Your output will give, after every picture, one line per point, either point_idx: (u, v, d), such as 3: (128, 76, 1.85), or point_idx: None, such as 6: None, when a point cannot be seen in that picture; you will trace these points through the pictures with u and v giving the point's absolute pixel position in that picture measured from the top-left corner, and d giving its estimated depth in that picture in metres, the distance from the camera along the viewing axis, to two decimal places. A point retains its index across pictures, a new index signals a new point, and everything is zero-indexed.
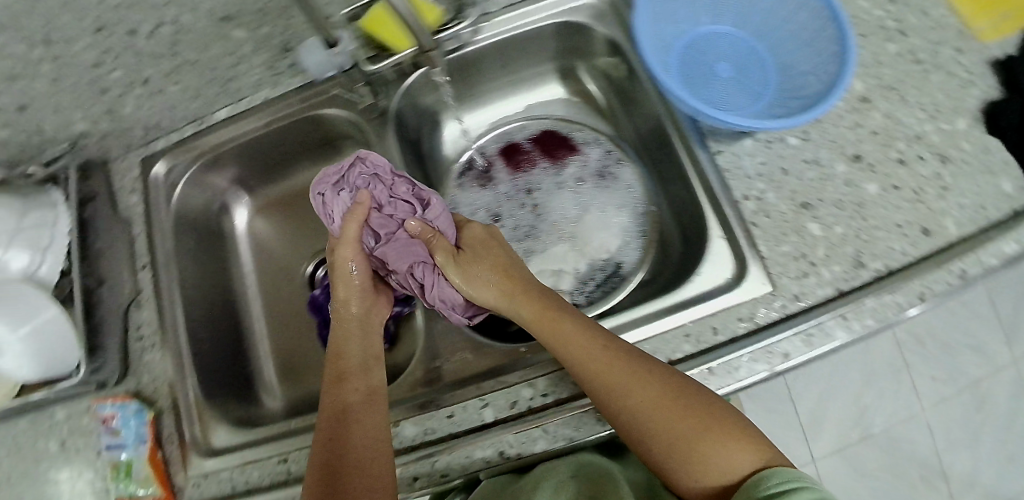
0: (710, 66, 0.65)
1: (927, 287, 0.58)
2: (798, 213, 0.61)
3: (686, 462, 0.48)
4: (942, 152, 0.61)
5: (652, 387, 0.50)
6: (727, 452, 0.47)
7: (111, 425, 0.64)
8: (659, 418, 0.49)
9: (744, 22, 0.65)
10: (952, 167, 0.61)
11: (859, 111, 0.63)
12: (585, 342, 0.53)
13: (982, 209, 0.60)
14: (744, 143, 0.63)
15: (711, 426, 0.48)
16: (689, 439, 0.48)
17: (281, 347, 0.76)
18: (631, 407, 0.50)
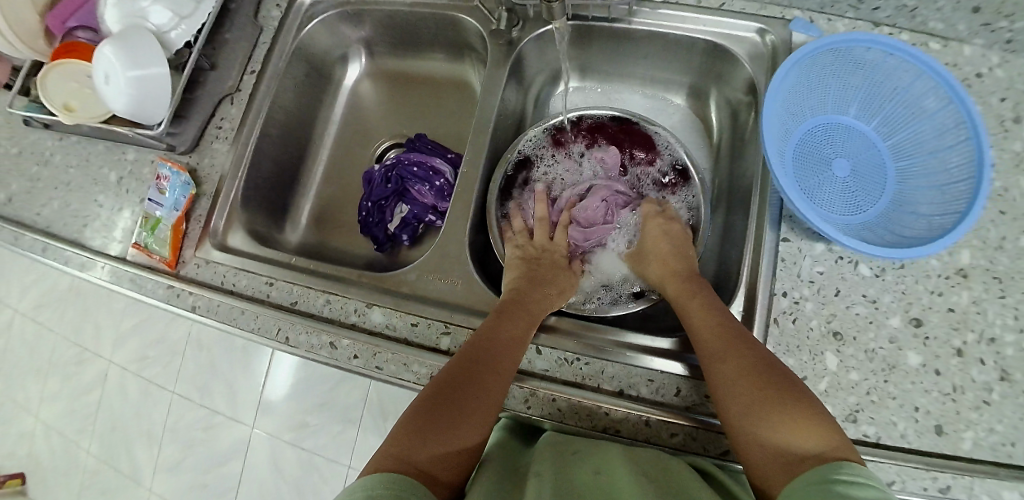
0: (829, 156, 0.62)
1: (903, 478, 0.53)
2: (825, 338, 0.58)
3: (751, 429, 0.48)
4: (1007, 367, 0.55)
5: (755, 371, 0.50)
6: (794, 435, 0.46)
7: (161, 183, 0.72)
8: (740, 389, 0.50)
9: (890, 135, 0.62)
10: (1008, 387, 0.55)
11: (948, 285, 0.57)
12: (709, 312, 0.56)
13: (1009, 445, 0.54)
14: (816, 246, 0.60)
15: (789, 409, 0.47)
16: (763, 406, 0.48)
17: (323, 198, 0.83)
18: (721, 381, 0.51)
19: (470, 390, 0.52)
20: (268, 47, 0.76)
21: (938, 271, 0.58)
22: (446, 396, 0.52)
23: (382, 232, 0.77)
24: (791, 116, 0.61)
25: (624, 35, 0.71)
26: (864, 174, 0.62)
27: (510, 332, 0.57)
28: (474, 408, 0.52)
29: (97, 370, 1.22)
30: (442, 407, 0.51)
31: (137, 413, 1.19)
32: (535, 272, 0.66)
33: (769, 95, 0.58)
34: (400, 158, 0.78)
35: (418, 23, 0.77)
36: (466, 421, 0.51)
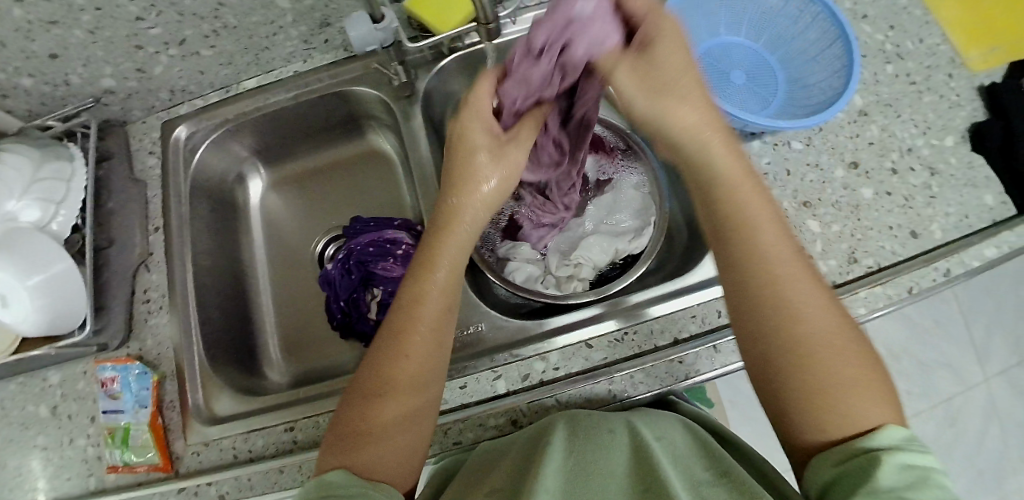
0: (726, 69, 0.70)
1: (915, 282, 0.63)
2: (799, 211, 0.66)
3: (808, 385, 0.40)
4: (931, 164, 0.69)
5: (818, 308, 0.42)
6: (851, 395, 0.40)
7: (108, 388, 0.63)
8: (787, 322, 0.41)
9: (756, 35, 0.72)
10: (938, 178, 0.68)
11: (858, 122, 0.70)
12: (765, 223, 0.43)
13: (964, 219, 0.67)
14: (753, 144, 0.68)
15: (837, 354, 0.40)
16: (820, 354, 0.40)
17: (284, 322, 0.75)
18: (763, 321, 0.42)
19: (387, 388, 0.46)
20: (161, 198, 0.69)
21: (845, 119, 0.70)
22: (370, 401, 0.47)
23: (368, 324, 0.70)
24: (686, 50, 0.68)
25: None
26: (754, 73, 0.71)
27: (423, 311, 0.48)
28: (401, 410, 0.46)
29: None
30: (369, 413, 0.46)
31: None
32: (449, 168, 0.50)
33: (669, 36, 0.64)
34: (350, 246, 0.71)
35: (309, 112, 0.74)
36: (390, 396, 0.46)
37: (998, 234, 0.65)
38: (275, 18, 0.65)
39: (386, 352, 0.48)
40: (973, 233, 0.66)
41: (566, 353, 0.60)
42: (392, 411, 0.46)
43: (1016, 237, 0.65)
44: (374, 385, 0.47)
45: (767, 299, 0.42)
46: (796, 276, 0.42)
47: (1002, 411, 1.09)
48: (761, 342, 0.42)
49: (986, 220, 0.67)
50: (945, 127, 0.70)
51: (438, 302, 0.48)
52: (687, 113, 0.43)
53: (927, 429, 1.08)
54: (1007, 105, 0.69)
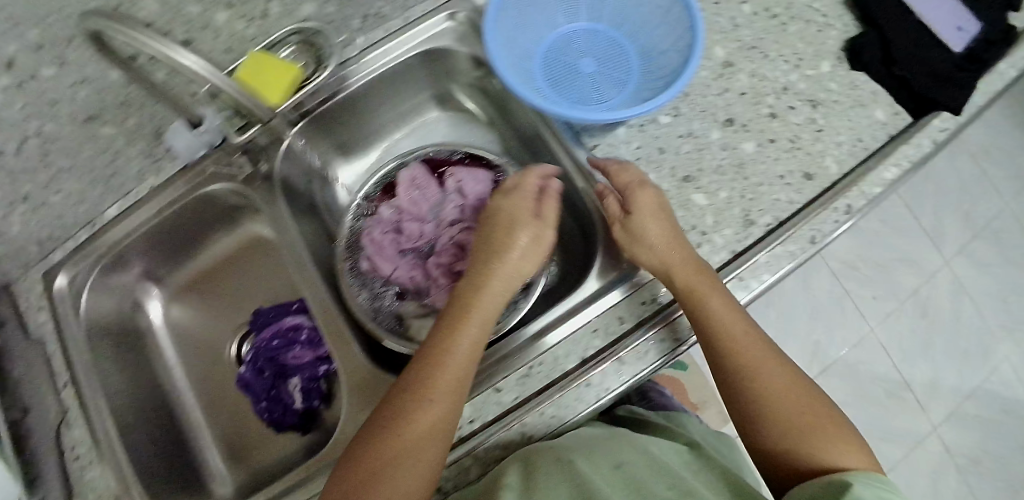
0: (575, 60, 0.66)
1: (817, 229, 0.60)
2: (682, 187, 0.62)
3: (778, 433, 0.49)
4: (811, 97, 0.66)
5: (782, 371, 0.51)
6: (819, 437, 0.48)
7: None
8: (770, 385, 0.50)
9: (597, 14, 0.67)
10: (823, 108, 0.66)
11: (724, 76, 0.66)
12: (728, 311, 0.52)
13: (857, 142, 0.65)
14: (618, 132, 0.63)
15: (810, 404, 0.50)
16: (769, 398, 0.50)
17: (224, 431, 0.75)
18: (769, 379, 0.51)
19: (398, 436, 0.45)
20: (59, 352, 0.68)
21: (706, 76, 0.66)
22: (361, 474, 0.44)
23: (295, 415, 0.71)
24: (525, 58, 0.65)
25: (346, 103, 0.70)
26: (604, 56, 0.67)
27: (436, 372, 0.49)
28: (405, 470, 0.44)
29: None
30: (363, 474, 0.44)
31: None
32: (483, 240, 0.56)
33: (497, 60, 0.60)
34: (257, 345, 0.72)
35: (180, 220, 0.72)
36: (414, 420, 0.45)
37: (895, 151, 0.63)
38: (108, 146, 0.64)
39: (399, 426, 0.46)
40: (869, 158, 0.64)
41: (477, 404, 0.57)
42: (409, 451, 0.44)
43: (912, 150, 0.63)
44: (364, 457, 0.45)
45: (743, 372, 0.51)
46: (757, 351, 0.52)
47: (968, 286, 1.20)
48: (756, 400, 0.50)
49: (880, 137, 0.65)
50: (819, 52, 0.69)
51: (480, 333, 0.51)
52: (657, 228, 0.55)
53: (905, 325, 1.18)
54: (876, 16, 0.69)
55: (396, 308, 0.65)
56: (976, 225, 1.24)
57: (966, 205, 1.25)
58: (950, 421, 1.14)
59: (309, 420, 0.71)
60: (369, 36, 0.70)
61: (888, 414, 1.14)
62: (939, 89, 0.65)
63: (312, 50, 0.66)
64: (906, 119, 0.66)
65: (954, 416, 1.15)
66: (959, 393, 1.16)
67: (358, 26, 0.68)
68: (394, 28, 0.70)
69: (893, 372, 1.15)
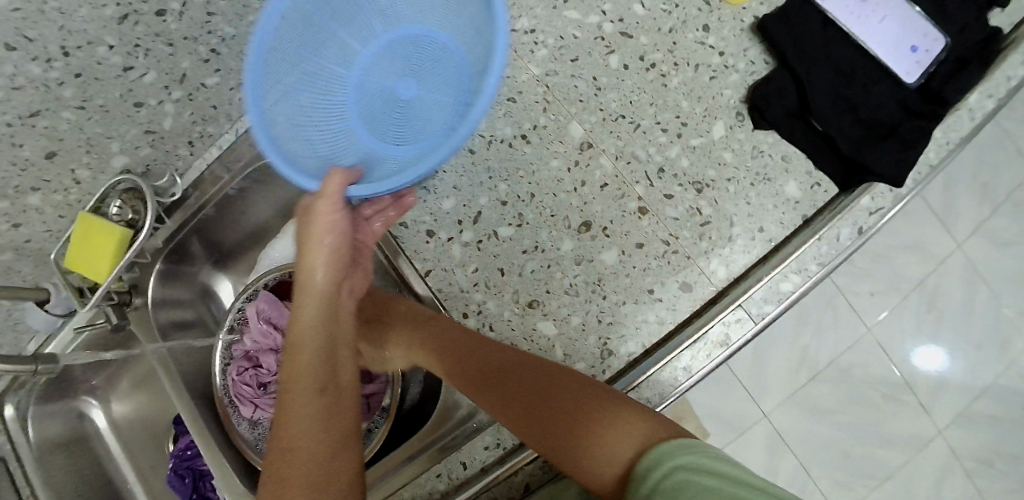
0: (392, 84, 0.48)
1: (681, 368, 0.51)
2: (527, 314, 0.54)
3: (573, 455, 0.43)
4: (698, 178, 0.54)
5: (526, 374, 0.47)
6: (600, 441, 0.42)
7: None
8: (503, 407, 0.47)
9: (422, 6, 0.47)
10: (712, 192, 0.54)
11: (583, 164, 0.55)
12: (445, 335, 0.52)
13: (755, 236, 0.54)
14: (451, 253, 0.55)
15: (575, 410, 0.44)
16: (546, 424, 0.44)
17: None
18: (501, 417, 0.47)
19: (281, 395, 0.43)
20: None
21: (563, 167, 0.55)
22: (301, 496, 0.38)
23: None
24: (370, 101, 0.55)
25: (207, 223, 0.71)
26: (431, 68, 0.47)
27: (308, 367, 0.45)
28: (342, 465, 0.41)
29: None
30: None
31: None
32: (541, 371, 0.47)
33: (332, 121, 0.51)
34: (175, 453, 0.75)
35: None
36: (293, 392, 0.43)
37: (798, 254, 0.52)
38: None
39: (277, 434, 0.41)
40: (765, 262, 0.53)
41: None
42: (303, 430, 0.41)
43: (820, 248, 0.52)
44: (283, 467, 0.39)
45: (576, 427, 0.44)
46: (584, 394, 0.45)
47: (982, 270, 1.04)
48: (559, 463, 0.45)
49: (794, 219, 0.55)
50: (712, 109, 0.56)
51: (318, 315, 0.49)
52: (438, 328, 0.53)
53: (906, 319, 1.03)
54: (787, 54, 0.55)
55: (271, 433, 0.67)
56: (996, 195, 1.05)
57: (985, 175, 1.05)
58: (957, 423, 1.03)
59: None
60: (205, 155, 0.69)
61: (885, 419, 1.02)
62: (865, 150, 0.54)
63: (139, 194, 0.65)
64: (829, 191, 0.55)
65: (960, 416, 1.04)
66: (966, 391, 1.04)
67: (188, 152, 0.67)
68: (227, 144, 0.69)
69: (889, 372, 1.02)
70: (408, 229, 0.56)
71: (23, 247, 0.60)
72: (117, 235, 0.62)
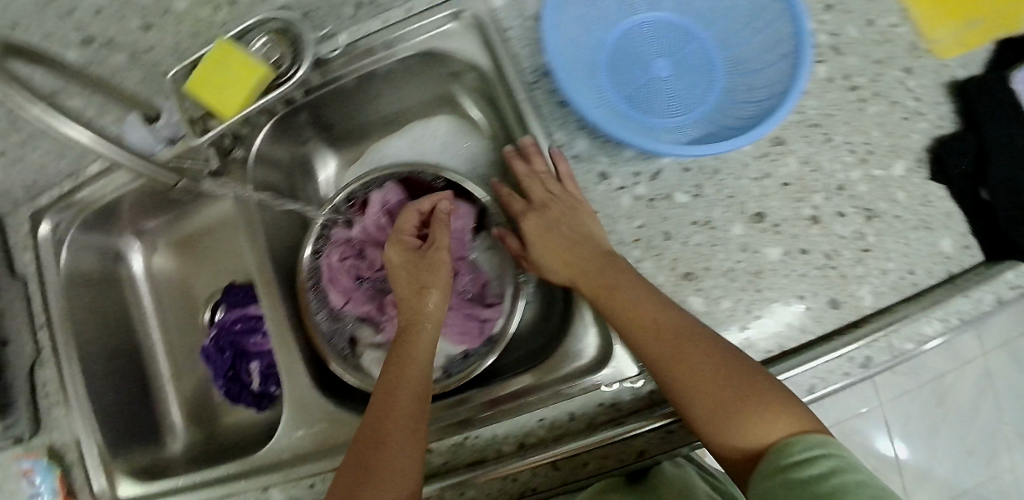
0: (649, 57, 0.55)
1: (820, 378, 0.52)
2: (679, 284, 0.53)
3: (704, 419, 0.44)
4: (869, 206, 0.55)
5: (670, 318, 0.46)
6: (759, 422, 0.43)
7: (29, 476, 0.69)
8: (651, 336, 0.46)
9: (707, 15, 0.56)
10: (878, 223, 0.55)
11: (770, 157, 0.55)
12: (585, 251, 0.51)
13: (905, 276, 0.54)
14: (620, 203, 0.54)
15: (744, 379, 0.44)
16: (676, 370, 0.45)
17: (187, 388, 0.78)
18: (641, 347, 0.47)
19: (630, 344, 0.47)
20: (40, 297, 0.71)
21: (751, 155, 0.54)
22: (371, 457, 0.46)
23: (250, 396, 0.71)
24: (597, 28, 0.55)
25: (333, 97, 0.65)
26: (686, 64, 0.56)
27: (406, 357, 0.53)
28: (404, 454, 0.47)
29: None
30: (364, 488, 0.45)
31: None
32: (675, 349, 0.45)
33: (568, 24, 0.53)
34: (221, 323, 0.70)
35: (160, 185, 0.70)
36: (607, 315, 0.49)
37: (946, 303, 0.53)
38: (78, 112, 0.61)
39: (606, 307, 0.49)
40: (910, 302, 0.54)
41: None
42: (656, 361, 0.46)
43: (965, 305, 0.54)
44: (371, 430, 0.48)
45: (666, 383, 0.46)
46: (707, 373, 0.44)
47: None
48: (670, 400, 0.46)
49: (942, 272, 0.55)
50: (897, 147, 0.56)
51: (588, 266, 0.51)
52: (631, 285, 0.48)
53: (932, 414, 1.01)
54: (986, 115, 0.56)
55: (349, 331, 0.64)
56: None
57: None
58: None
59: (260, 405, 0.71)
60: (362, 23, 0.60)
61: None
62: None
63: (289, 38, 0.57)
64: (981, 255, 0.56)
65: None
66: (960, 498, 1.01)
67: (349, 14, 0.58)
68: (393, 19, 0.59)
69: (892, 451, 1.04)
70: (580, 163, 0.55)
71: (140, 54, 0.56)
72: (258, 73, 0.54)
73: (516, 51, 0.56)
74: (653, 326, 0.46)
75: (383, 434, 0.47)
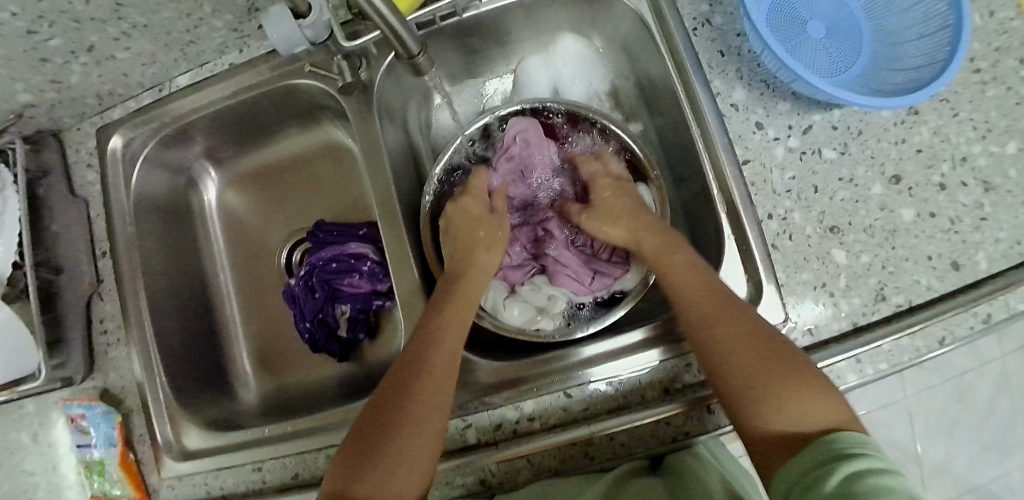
0: (805, 19, 0.58)
1: (949, 331, 0.55)
2: (825, 237, 0.55)
3: (738, 398, 0.45)
4: (987, 178, 0.57)
5: (747, 327, 0.46)
6: (774, 407, 0.43)
7: (79, 424, 0.61)
8: (699, 320, 0.48)
9: None
10: (993, 195, 0.57)
11: (906, 124, 0.58)
12: (678, 257, 0.52)
13: (1017, 244, 0.56)
14: (775, 154, 0.56)
15: (784, 376, 0.44)
16: (745, 372, 0.45)
17: (258, 335, 0.72)
18: (713, 359, 0.47)
19: (700, 323, 0.48)
20: (105, 218, 0.64)
21: (891, 120, 0.57)
22: (391, 420, 0.47)
23: (336, 343, 0.66)
24: None
25: (461, 30, 0.63)
26: (838, 30, 0.58)
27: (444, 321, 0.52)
28: (431, 422, 0.47)
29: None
30: (383, 453, 0.46)
31: None
32: (761, 357, 0.45)
33: None
34: (313, 260, 0.66)
35: (254, 108, 0.65)
36: (689, 295, 0.50)
37: None
38: (192, 13, 0.55)
39: (690, 300, 0.49)
40: None
41: (543, 402, 0.55)
42: (725, 340, 0.46)
43: None
44: (398, 387, 0.48)
45: (714, 366, 0.46)
46: (744, 358, 0.45)
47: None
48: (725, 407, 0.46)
49: None
50: (1012, 128, 0.58)
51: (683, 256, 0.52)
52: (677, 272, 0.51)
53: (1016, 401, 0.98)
54: None
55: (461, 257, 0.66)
56: None
57: None
58: None
59: (344, 354, 0.67)
60: None
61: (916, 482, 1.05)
62: None
63: None
64: None
65: None
66: None
67: None
68: None
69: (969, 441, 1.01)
70: (738, 111, 0.57)
71: None
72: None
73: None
74: (709, 304, 0.48)
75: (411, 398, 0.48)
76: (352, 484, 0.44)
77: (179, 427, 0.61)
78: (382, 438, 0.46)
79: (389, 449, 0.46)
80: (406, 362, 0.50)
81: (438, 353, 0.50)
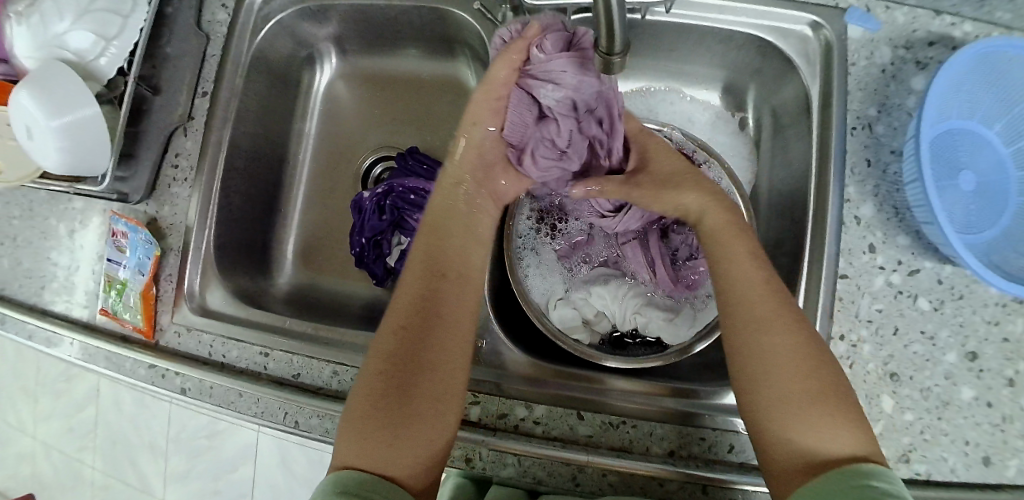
0: (955, 165, 0.57)
1: None
2: (882, 380, 0.55)
3: (778, 420, 0.43)
4: None
5: (793, 335, 0.45)
6: (804, 426, 0.42)
7: (119, 240, 0.62)
8: (753, 310, 0.46)
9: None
10: None
11: (1006, 309, 0.56)
12: (728, 237, 0.50)
13: None
14: (875, 281, 0.56)
15: (839, 406, 0.42)
16: (791, 359, 0.44)
17: (309, 224, 0.73)
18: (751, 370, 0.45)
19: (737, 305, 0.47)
20: (218, 61, 0.63)
21: (995, 299, 0.56)
22: (399, 398, 0.45)
23: (382, 268, 0.67)
24: (939, 117, 0.56)
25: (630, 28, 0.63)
26: (982, 189, 0.57)
27: (440, 265, 0.51)
28: (449, 378, 0.47)
29: (86, 386, 1.12)
30: (403, 413, 0.44)
31: (135, 428, 1.09)
32: (767, 323, 0.45)
33: (936, 98, 0.53)
34: (393, 183, 0.66)
35: (401, 16, 0.64)
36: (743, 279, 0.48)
37: None
38: None
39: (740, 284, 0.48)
40: None
41: (553, 413, 0.55)
42: (769, 334, 0.45)
43: None
44: (404, 347, 0.47)
45: (757, 345, 0.45)
46: (805, 354, 0.44)
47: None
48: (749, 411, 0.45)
49: None
50: None
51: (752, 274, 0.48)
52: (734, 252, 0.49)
53: None
54: None
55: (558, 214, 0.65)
56: None
57: None
58: None
59: (387, 279, 0.68)
60: None
61: None
62: None
63: None
64: None
65: None
66: None
67: None
68: None
69: None
70: (859, 225, 0.56)
71: None
72: None
73: (849, 89, 0.57)
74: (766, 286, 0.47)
75: (421, 367, 0.46)
76: (361, 454, 0.43)
77: (209, 284, 0.62)
78: (393, 400, 0.45)
79: (407, 410, 0.44)
80: (400, 326, 0.48)
81: (443, 340, 0.47)
